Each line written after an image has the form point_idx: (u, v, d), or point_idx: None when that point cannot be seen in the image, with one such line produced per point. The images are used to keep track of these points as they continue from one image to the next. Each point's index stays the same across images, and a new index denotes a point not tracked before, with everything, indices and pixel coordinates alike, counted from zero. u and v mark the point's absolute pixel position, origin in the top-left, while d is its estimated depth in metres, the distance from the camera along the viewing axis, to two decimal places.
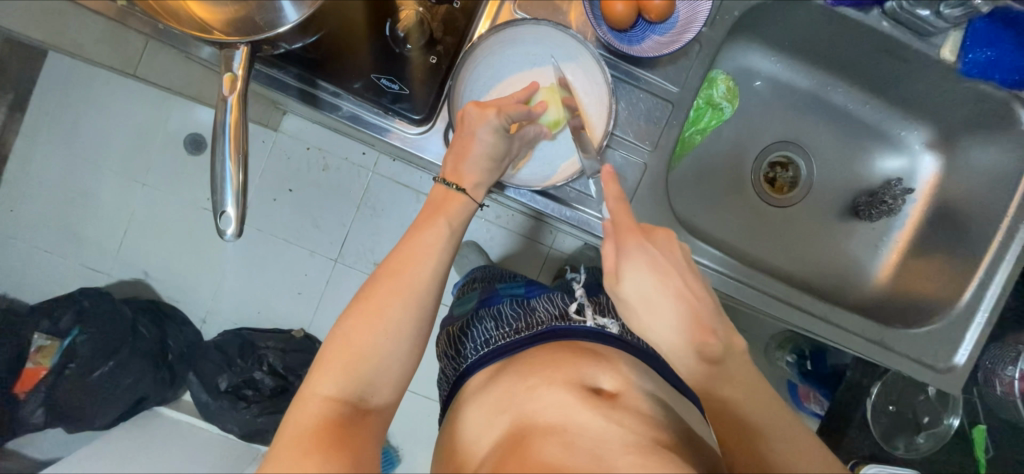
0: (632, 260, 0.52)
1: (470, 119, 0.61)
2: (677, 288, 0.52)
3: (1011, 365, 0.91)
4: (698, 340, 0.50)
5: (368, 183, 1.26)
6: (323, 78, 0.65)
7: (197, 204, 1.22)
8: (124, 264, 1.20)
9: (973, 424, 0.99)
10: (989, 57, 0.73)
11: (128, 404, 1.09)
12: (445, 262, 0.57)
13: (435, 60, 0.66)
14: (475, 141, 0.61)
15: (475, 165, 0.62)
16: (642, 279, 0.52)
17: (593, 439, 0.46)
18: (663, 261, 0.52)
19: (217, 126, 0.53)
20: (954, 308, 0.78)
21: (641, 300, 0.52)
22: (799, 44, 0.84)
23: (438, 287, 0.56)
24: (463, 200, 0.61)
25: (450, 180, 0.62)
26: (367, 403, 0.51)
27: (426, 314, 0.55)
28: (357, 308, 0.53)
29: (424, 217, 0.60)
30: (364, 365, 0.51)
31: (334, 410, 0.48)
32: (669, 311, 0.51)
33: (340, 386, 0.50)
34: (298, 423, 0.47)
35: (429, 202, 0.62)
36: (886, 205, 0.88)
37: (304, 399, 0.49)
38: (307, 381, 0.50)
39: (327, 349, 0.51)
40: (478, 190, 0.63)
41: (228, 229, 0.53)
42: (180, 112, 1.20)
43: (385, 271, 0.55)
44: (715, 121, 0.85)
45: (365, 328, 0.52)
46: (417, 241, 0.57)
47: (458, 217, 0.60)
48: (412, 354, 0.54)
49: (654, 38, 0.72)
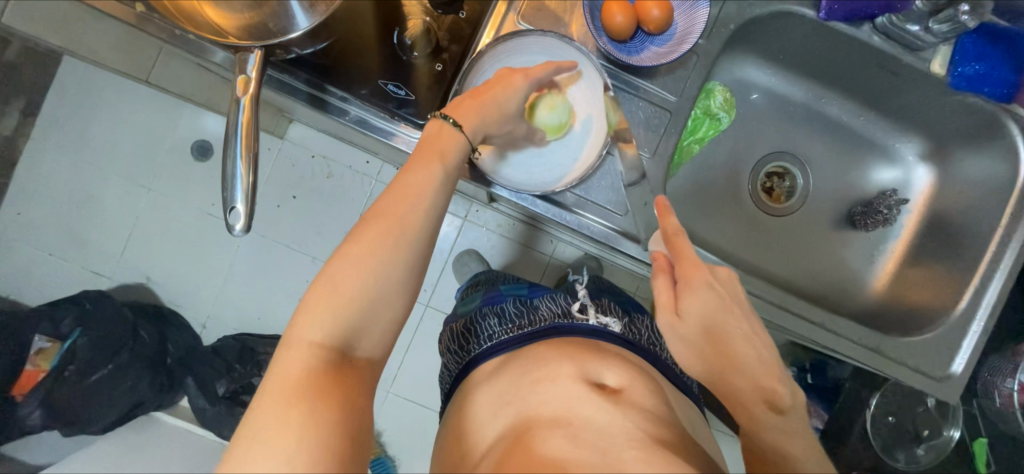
0: (700, 294, 0.52)
1: (500, 76, 0.63)
2: (747, 332, 0.51)
3: (1010, 377, 0.90)
4: (768, 387, 0.50)
5: (371, 190, 1.28)
6: (332, 83, 0.67)
7: (202, 209, 1.24)
8: (126, 268, 1.21)
9: (973, 437, 1.00)
10: (977, 70, 0.75)
11: (122, 411, 1.08)
12: (438, 206, 0.55)
13: (440, 67, 0.69)
14: (496, 91, 0.61)
15: (483, 109, 0.60)
16: (704, 309, 0.52)
17: (598, 431, 0.48)
18: (729, 300, 0.52)
19: (230, 126, 0.55)
20: (950, 317, 0.79)
21: (706, 331, 0.52)
22: (793, 58, 0.87)
23: (430, 234, 0.54)
24: (459, 139, 0.58)
25: (450, 115, 0.59)
26: (353, 351, 0.50)
27: (417, 258, 0.53)
28: (344, 252, 0.51)
29: (416, 158, 0.56)
30: (353, 310, 0.49)
31: (322, 358, 0.48)
32: (737, 350, 0.51)
33: (326, 332, 0.48)
34: (285, 369, 0.47)
35: (422, 139, 0.58)
36: (881, 215, 0.90)
37: (291, 345, 0.48)
38: (294, 325, 0.49)
39: (314, 293, 0.50)
40: (478, 131, 0.60)
41: (238, 225, 0.54)
42: (187, 119, 1.22)
43: (375, 213, 0.52)
44: (712, 132, 0.87)
45: (354, 272, 0.50)
46: (407, 183, 0.54)
47: (454, 163, 0.57)
48: (401, 301, 0.52)
49: (653, 49, 0.74)
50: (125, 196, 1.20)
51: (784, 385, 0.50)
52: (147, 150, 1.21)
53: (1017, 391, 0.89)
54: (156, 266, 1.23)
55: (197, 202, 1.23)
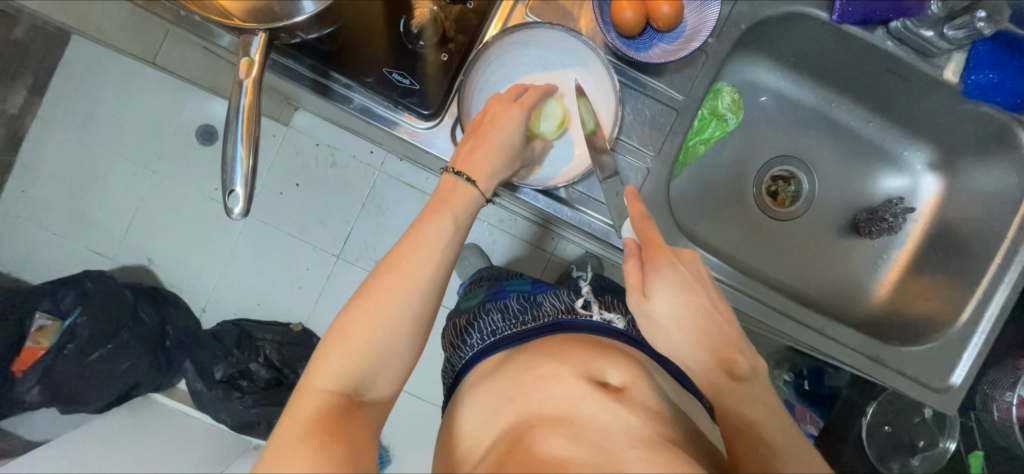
0: (664, 280, 0.54)
1: (493, 113, 0.64)
2: (705, 307, 0.54)
3: (1009, 391, 0.90)
4: (724, 359, 0.52)
5: (373, 181, 1.28)
6: (336, 70, 0.67)
7: (204, 193, 1.24)
8: (128, 250, 1.21)
9: (970, 450, 1.00)
10: (992, 78, 0.74)
11: (120, 391, 1.09)
12: (449, 258, 0.57)
13: (446, 58, 0.68)
14: (496, 132, 0.62)
15: (490, 156, 0.62)
16: (669, 295, 0.54)
17: (600, 432, 0.48)
18: (689, 278, 0.55)
19: (232, 109, 0.54)
20: (952, 328, 0.78)
21: (671, 318, 0.54)
22: (803, 61, 0.86)
23: (439, 285, 0.56)
24: (473, 193, 0.61)
25: (460, 171, 0.62)
26: (362, 396, 0.51)
27: (428, 306, 0.55)
28: (356, 301, 0.53)
29: (429, 211, 0.59)
30: (364, 360, 0.51)
31: (332, 403, 0.49)
32: (694, 329, 0.53)
33: (338, 379, 0.50)
34: (296, 412, 0.48)
35: (437, 193, 0.61)
36: (885, 223, 0.88)
37: (303, 391, 0.50)
38: (307, 373, 0.51)
39: (326, 343, 0.52)
40: (490, 181, 0.62)
41: (236, 208, 0.53)
42: (193, 103, 1.22)
43: (387, 265, 0.55)
44: (719, 133, 0.86)
45: (366, 323, 0.52)
46: (420, 236, 0.56)
47: (464, 213, 0.60)
48: (413, 349, 0.54)
49: (661, 46, 0.73)
50: (130, 178, 1.20)
51: (740, 354, 0.53)
52: (152, 133, 1.21)
53: (1016, 405, 0.88)
54: (158, 248, 1.23)
55: (200, 186, 1.23)
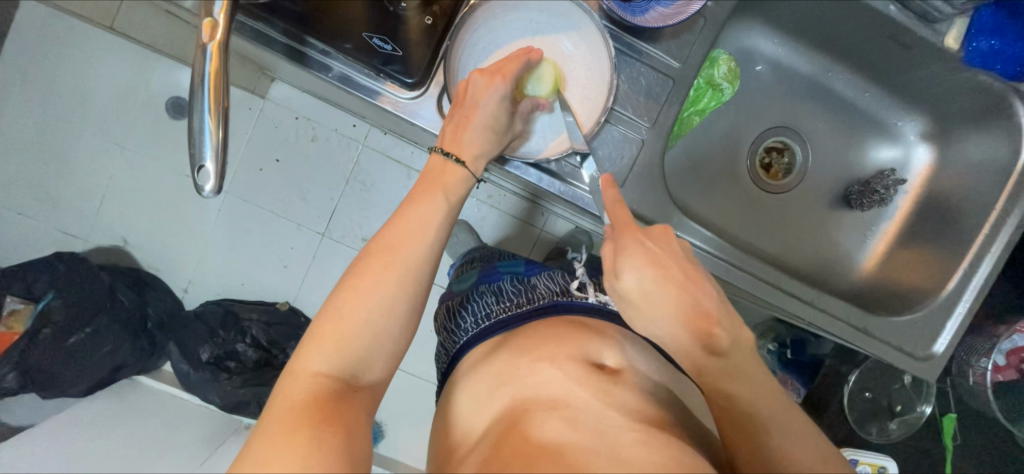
0: (631, 257, 0.50)
1: (475, 88, 0.60)
2: (677, 280, 0.49)
3: (985, 357, 0.95)
4: (700, 333, 0.47)
5: (357, 155, 1.23)
6: (312, 34, 0.62)
7: (179, 170, 1.18)
8: (100, 230, 1.14)
9: (943, 413, 1.06)
10: (993, 45, 0.72)
11: (103, 376, 1.03)
12: (441, 238, 0.55)
13: (430, 21, 0.64)
14: (478, 111, 0.60)
15: (476, 135, 0.61)
16: (639, 273, 0.49)
17: (596, 415, 0.47)
18: (661, 256, 0.50)
19: (195, 75, 0.50)
20: (936, 298, 0.79)
21: (642, 294, 0.49)
22: (802, 27, 0.83)
23: (429, 272, 0.54)
24: (462, 174, 0.59)
25: (448, 150, 0.60)
26: (358, 380, 0.50)
27: (419, 295, 0.53)
28: (349, 283, 0.51)
29: (420, 189, 0.57)
30: (357, 342, 0.49)
31: (325, 386, 0.47)
32: (670, 303, 0.48)
33: (331, 362, 0.48)
34: (287, 396, 0.46)
35: (425, 173, 0.59)
36: (877, 195, 0.89)
37: (294, 373, 0.48)
38: (298, 355, 0.49)
39: (317, 327, 0.50)
40: (477, 163, 0.61)
41: (207, 186, 0.49)
42: (162, 73, 1.14)
43: (380, 246, 0.53)
44: (714, 103, 0.82)
45: (358, 307, 0.50)
46: (411, 217, 0.55)
47: (456, 192, 0.58)
48: (405, 335, 0.53)
49: (658, 10, 0.69)
50: (94, 154, 1.12)
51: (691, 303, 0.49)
52: (119, 105, 1.12)
53: (992, 371, 0.93)
54: (131, 228, 1.17)
55: (174, 163, 1.17)
